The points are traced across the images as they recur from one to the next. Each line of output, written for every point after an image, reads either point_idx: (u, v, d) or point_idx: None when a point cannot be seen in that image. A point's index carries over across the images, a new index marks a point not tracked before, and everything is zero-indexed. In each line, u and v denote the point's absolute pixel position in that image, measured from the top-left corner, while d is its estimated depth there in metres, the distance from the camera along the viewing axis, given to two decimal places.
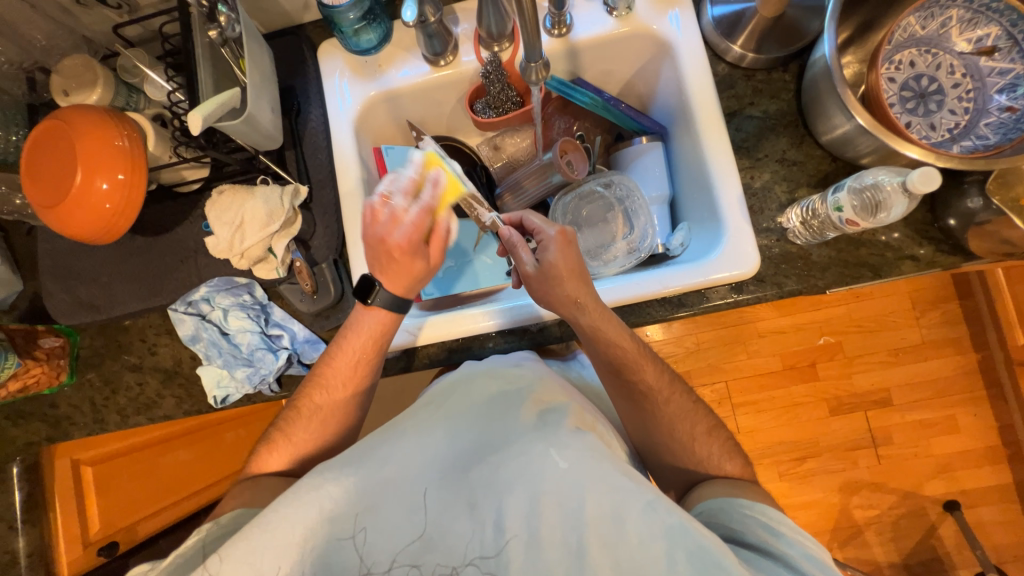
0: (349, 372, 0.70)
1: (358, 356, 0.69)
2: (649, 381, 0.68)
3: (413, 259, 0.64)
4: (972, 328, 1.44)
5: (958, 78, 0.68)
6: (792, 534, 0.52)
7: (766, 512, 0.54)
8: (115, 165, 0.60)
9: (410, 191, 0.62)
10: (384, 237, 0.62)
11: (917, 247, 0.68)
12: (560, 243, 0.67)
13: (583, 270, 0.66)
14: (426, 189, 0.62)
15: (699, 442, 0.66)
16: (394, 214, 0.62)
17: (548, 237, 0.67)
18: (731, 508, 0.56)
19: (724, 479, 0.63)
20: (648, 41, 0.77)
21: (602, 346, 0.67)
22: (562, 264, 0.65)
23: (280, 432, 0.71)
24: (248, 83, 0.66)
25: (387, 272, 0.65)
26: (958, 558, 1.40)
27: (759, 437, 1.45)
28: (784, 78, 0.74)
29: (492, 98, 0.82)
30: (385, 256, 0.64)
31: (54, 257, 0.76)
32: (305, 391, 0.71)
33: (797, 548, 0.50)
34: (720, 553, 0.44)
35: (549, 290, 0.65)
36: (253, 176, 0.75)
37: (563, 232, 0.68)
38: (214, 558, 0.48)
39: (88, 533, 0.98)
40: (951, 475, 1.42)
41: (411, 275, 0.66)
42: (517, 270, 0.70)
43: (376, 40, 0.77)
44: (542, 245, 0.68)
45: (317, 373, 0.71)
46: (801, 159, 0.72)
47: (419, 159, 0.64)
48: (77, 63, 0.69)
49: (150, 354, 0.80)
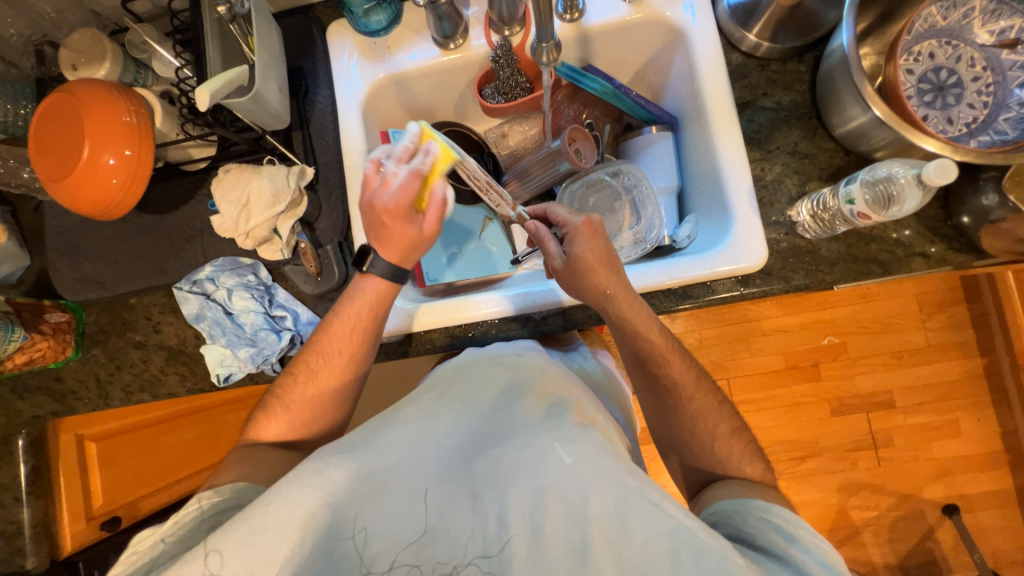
0: (346, 338, 0.69)
1: (357, 330, 0.69)
2: (675, 376, 0.68)
3: (405, 225, 0.64)
4: (979, 331, 1.42)
5: (978, 71, 0.67)
6: (809, 539, 0.51)
7: (782, 516, 0.54)
8: (123, 140, 0.60)
9: (403, 157, 0.61)
10: (375, 201, 0.63)
11: (928, 245, 0.67)
12: (586, 233, 0.66)
13: (612, 256, 0.66)
14: (420, 157, 0.61)
15: (721, 443, 0.65)
16: (385, 178, 0.62)
17: (575, 226, 0.67)
18: (746, 510, 0.56)
19: (741, 480, 0.62)
20: (661, 29, 0.76)
21: (630, 337, 0.67)
22: (590, 255, 0.65)
23: (279, 400, 0.71)
24: (256, 61, 0.65)
25: (381, 238, 0.65)
26: (955, 561, 1.40)
27: (761, 436, 1.45)
28: (799, 69, 0.73)
29: (501, 84, 0.82)
30: (377, 222, 0.64)
31: (61, 233, 0.76)
32: (302, 356, 0.71)
33: (812, 554, 0.49)
34: (727, 559, 0.44)
35: (578, 283, 0.65)
36: (260, 156, 0.74)
37: (589, 221, 0.67)
38: (214, 556, 0.47)
39: (92, 507, 0.99)
40: (951, 479, 1.42)
41: (405, 245, 0.65)
42: (546, 265, 0.69)
43: (386, 21, 0.76)
44: (568, 236, 0.67)
45: (314, 342, 0.71)
46: (813, 152, 0.71)
47: (414, 128, 0.60)
48: (86, 37, 0.68)
49: (154, 332, 0.80)
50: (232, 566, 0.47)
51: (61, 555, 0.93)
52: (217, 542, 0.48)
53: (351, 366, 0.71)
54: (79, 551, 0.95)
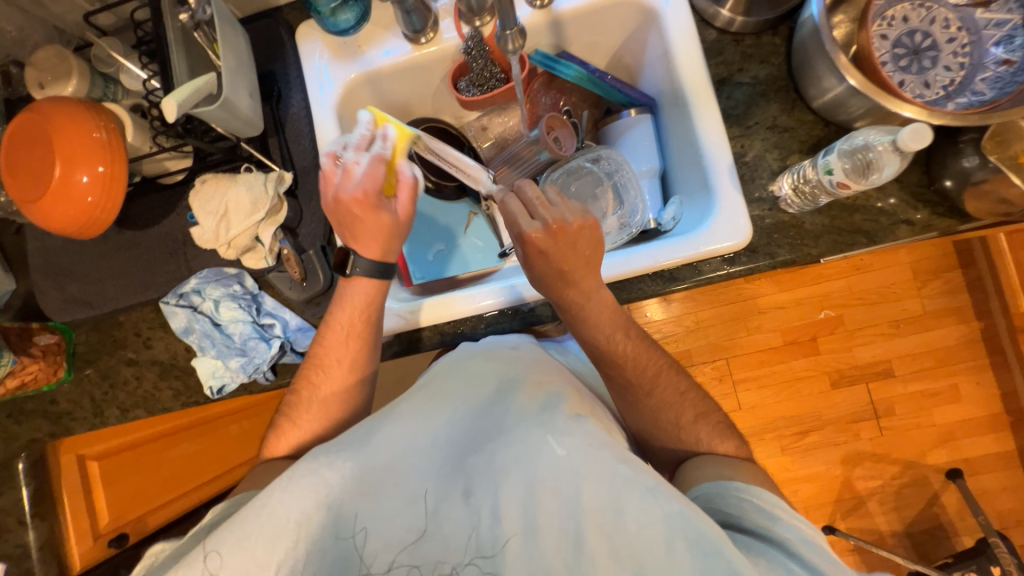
0: (342, 346, 0.70)
1: (350, 330, 0.69)
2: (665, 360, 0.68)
3: (377, 213, 0.66)
4: (974, 296, 1.42)
5: (953, 32, 0.66)
6: (788, 518, 0.51)
7: (762, 496, 0.54)
8: (95, 157, 0.59)
9: (362, 146, 0.63)
10: (340, 194, 0.65)
11: (913, 212, 0.66)
12: (559, 238, 0.62)
13: (591, 253, 0.63)
14: (378, 143, 0.63)
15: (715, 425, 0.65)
16: (346, 168, 0.64)
17: (542, 234, 0.62)
18: (726, 492, 0.55)
19: (716, 458, 0.62)
20: (633, 10, 0.75)
21: (619, 324, 0.66)
22: (572, 260, 0.62)
23: (284, 416, 0.71)
24: (223, 68, 0.64)
25: (355, 233, 0.67)
26: (961, 524, 1.41)
27: (760, 413, 1.45)
28: (774, 41, 0.72)
29: (476, 75, 0.80)
30: (347, 216, 0.66)
31: (45, 255, 0.76)
32: (304, 371, 0.71)
33: (794, 532, 0.49)
34: (720, 540, 0.44)
35: (563, 292, 0.64)
36: (237, 164, 0.74)
37: (560, 225, 0.62)
38: (213, 556, 0.48)
39: (98, 525, 1.01)
40: (954, 444, 1.43)
41: (382, 234, 0.67)
42: (526, 272, 0.65)
43: (354, 19, 0.75)
44: (534, 245, 0.62)
45: (314, 355, 0.71)
46: (792, 125, 0.70)
47: (367, 116, 0.62)
48: (50, 54, 0.67)
49: (145, 348, 0.80)
50: (231, 566, 0.47)
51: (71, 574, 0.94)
52: (216, 543, 0.49)
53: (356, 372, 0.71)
54: (89, 568, 0.97)
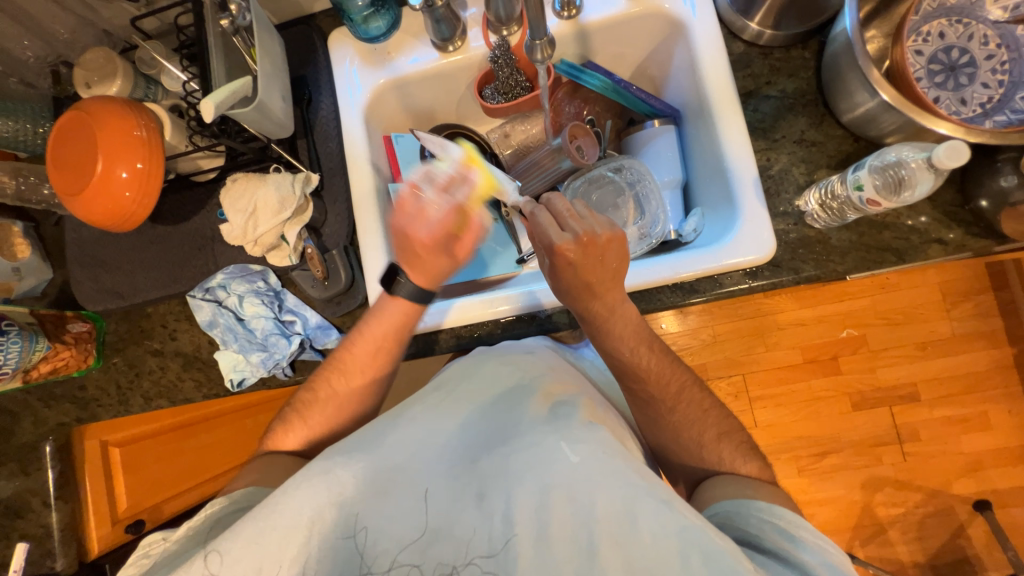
0: (368, 362, 0.71)
1: (379, 345, 0.70)
2: (682, 372, 0.67)
3: (439, 255, 0.68)
4: (1007, 319, 1.37)
5: (992, 49, 0.65)
6: (810, 539, 0.50)
7: (785, 517, 0.52)
8: (133, 153, 0.62)
9: (444, 186, 0.66)
10: (408, 229, 0.66)
11: (945, 231, 0.64)
12: (590, 249, 0.60)
13: (619, 265, 0.62)
14: (458, 188, 0.66)
15: (732, 441, 0.64)
16: (422, 207, 0.66)
17: (573, 246, 0.60)
18: (747, 511, 0.54)
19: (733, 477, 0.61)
20: (660, 21, 0.75)
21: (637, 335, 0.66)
22: (601, 272, 0.61)
23: (295, 411, 0.72)
24: (259, 72, 0.66)
25: (412, 264, 0.68)
26: (988, 559, 1.35)
27: (777, 431, 1.42)
28: (804, 55, 0.71)
29: (501, 84, 0.82)
30: (410, 249, 0.67)
31: (81, 246, 0.79)
32: (325, 374, 0.72)
33: (815, 555, 0.48)
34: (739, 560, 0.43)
35: (585, 303, 0.63)
36: (267, 165, 0.76)
37: (590, 235, 0.60)
38: (213, 556, 0.48)
39: (116, 511, 1.03)
40: (983, 474, 1.37)
41: (434, 271, 0.69)
42: (552, 282, 0.64)
43: (385, 27, 0.77)
44: (565, 257, 0.60)
45: (336, 359, 0.72)
46: (820, 139, 0.69)
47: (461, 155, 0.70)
48: (98, 56, 0.71)
49: (171, 339, 0.83)
50: (231, 567, 0.48)
51: (89, 557, 0.96)
52: (218, 543, 0.49)
53: (373, 371, 0.72)
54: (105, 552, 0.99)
